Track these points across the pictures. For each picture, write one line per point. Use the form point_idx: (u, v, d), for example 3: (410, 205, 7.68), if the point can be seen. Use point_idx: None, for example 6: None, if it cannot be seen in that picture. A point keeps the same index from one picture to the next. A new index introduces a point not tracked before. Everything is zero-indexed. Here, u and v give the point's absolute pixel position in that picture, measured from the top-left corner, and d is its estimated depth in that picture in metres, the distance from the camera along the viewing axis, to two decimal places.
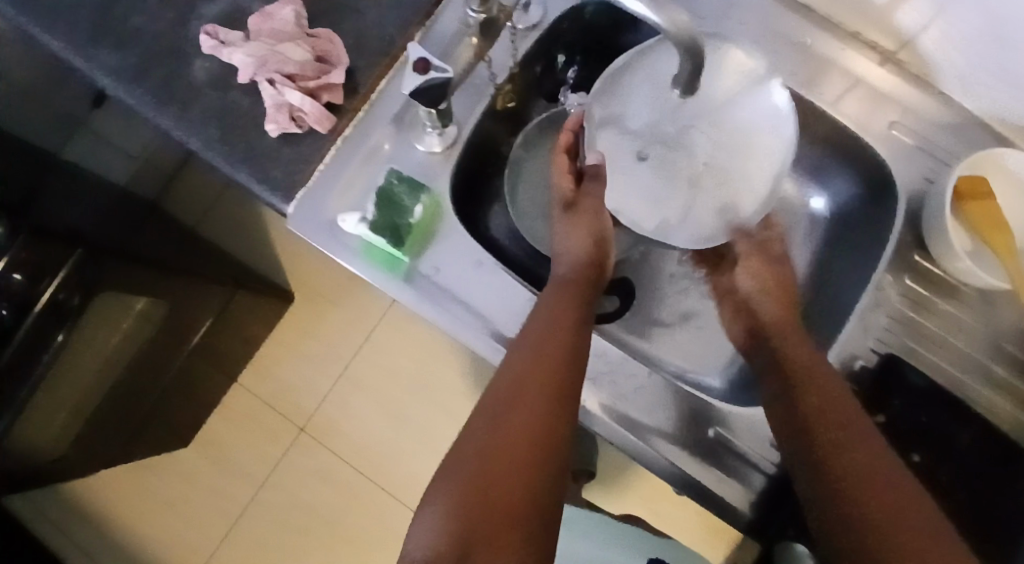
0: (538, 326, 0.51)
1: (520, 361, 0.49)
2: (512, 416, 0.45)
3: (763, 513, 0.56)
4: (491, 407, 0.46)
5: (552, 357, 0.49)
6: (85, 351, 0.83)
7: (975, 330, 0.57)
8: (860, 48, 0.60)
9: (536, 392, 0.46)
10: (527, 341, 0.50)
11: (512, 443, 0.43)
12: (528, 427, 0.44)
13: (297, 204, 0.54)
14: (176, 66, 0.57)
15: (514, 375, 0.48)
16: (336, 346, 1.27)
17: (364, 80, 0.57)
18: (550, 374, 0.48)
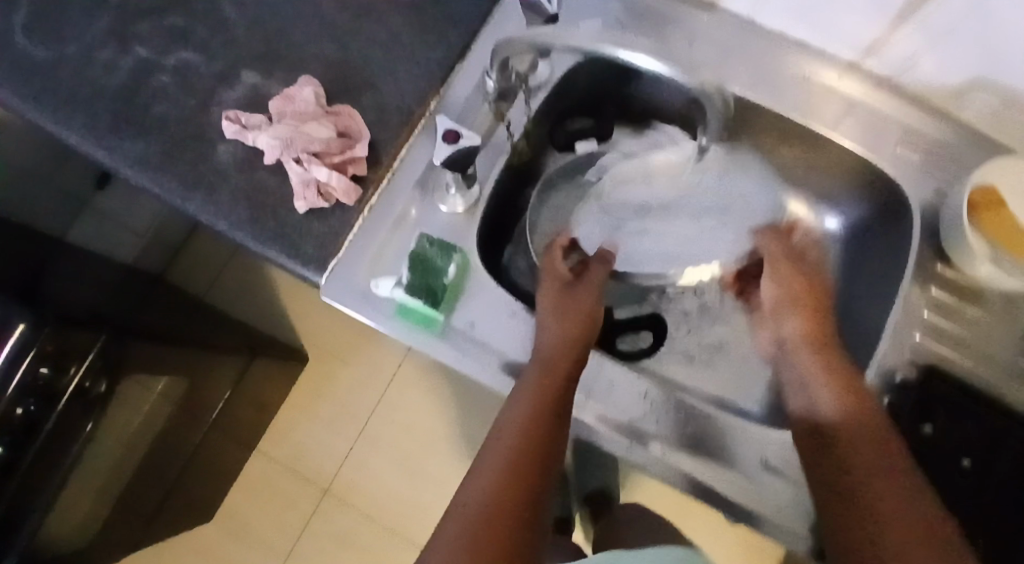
0: (520, 411, 0.49)
1: (500, 451, 0.47)
2: (490, 514, 0.43)
3: None
4: (469, 499, 0.45)
5: (530, 445, 0.47)
6: (111, 436, 0.82)
7: (1004, 335, 0.58)
8: (857, 76, 0.62)
9: (515, 484, 0.45)
10: (509, 426, 0.49)
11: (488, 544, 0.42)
12: (504, 525, 0.43)
13: (329, 275, 0.55)
14: (202, 151, 0.59)
15: (494, 467, 0.46)
16: (354, 405, 1.26)
17: (386, 150, 0.59)
18: (529, 465, 0.46)
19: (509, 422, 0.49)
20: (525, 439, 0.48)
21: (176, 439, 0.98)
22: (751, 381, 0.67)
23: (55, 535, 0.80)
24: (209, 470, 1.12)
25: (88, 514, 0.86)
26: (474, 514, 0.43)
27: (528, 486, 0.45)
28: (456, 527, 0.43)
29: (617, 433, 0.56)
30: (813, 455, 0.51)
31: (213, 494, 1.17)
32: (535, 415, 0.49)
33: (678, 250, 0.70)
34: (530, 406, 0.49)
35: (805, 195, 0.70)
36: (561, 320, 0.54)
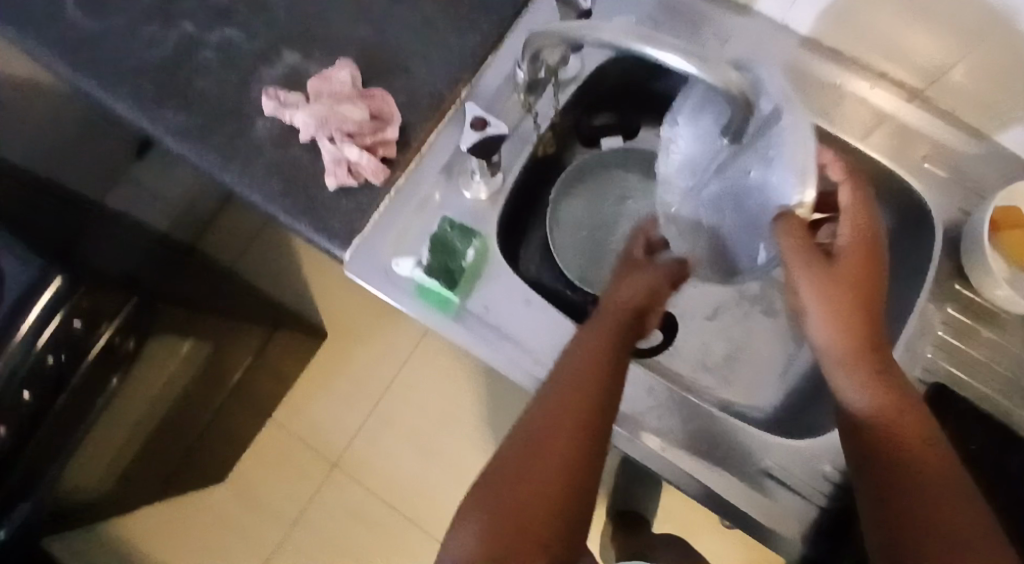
0: (566, 375, 0.48)
1: (542, 413, 0.46)
2: (529, 481, 0.43)
3: (818, 546, 0.55)
4: (510, 464, 0.45)
5: (574, 408, 0.45)
6: (137, 394, 0.85)
7: (1018, 357, 0.58)
8: (890, 87, 0.62)
9: (558, 446, 0.44)
10: (553, 390, 0.47)
11: (523, 513, 0.42)
12: (544, 490, 0.43)
13: (353, 251, 0.57)
14: (239, 126, 0.61)
15: (535, 430, 0.45)
16: (370, 383, 1.29)
17: (416, 133, 0.60)
18: (574, 428, 0.45)
19: (554, 385, 0.47)
20: (570, 401, 0.46)
21: (198, 404, 1.02)
22: (761, 387, 0.67)
23: (73, 481, 0.84)
24: (229, 436, 1.16)
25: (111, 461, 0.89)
26: (513, 480, 0.44)
27: (569, 449, 0.44)
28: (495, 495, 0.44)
29: (620, 424, 0.56)
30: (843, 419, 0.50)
31: (228, 456, 1.21)
32: (579, 379, 0.47)
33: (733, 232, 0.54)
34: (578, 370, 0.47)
35: None
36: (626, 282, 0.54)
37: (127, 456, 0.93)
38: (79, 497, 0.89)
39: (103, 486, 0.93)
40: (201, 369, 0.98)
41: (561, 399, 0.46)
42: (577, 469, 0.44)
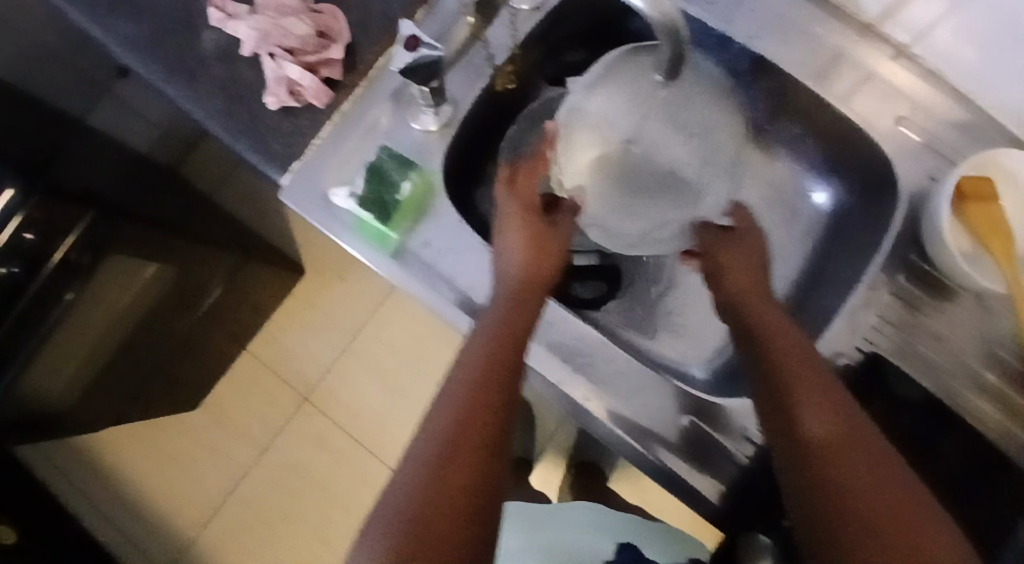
0: (480, 342, 0.45)
1: (462, 378, 0.42)
2: (456, 450, 0.38)
3: (732, 506, 0.56)
4: (431, 434, 0.39)
5: (494, 374, 0.42)
6: (95, 308, 0.83)
7: (970, 336, 0.56)
8: (876, 44, 0.59)
9: (483, 413, 0.40)
10: (467, 360, 0.44)
11: (453, 488, 0.37)
12: (471, 459, 0.38)
13: (291, 176, 0.55)
14: (187, 38, 0.57)
15: (455, 396, 0.41)
16: (342, 319, 1.28)
17: (363, 56, 0.58)
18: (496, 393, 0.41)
19: (468, 355, 0.44)
20: (490, 368, 0.43)
21: (164, 326, 1.00)
22: (703, 346, 0.66)
23: (31, 390, 0.83)
24: (199, 356, 1.14)
25: (71, 373, 0.89)
26: (437, 449, 0.38)
27: (492, 415, 0.40)
28: (415, 470, 0.38)
29: (548, 372, 0.57)
30: (756, 392, 0.48)
31: (184, 388, 1.17)
32: (498, 348, 0.44)
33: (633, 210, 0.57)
34: (490, 339, 0.45)
35: (800, 163, 0.67)
36: (524, 249, 0.51)
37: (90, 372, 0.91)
38: (41, 404, 0.89)
39: (67, 398, 0.92)
40: (165, 295, 0.95)
41: (480, 366, 0.43)
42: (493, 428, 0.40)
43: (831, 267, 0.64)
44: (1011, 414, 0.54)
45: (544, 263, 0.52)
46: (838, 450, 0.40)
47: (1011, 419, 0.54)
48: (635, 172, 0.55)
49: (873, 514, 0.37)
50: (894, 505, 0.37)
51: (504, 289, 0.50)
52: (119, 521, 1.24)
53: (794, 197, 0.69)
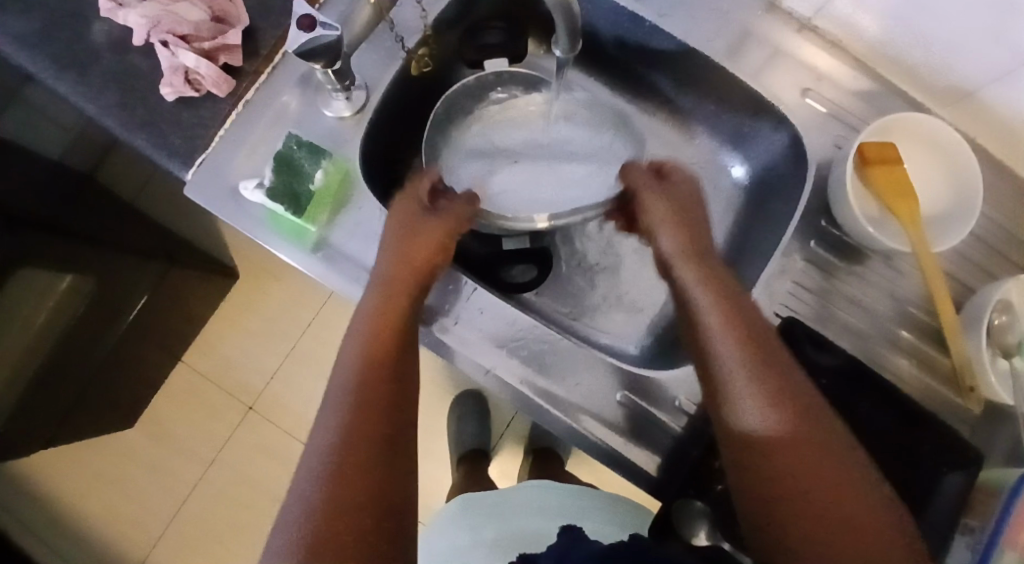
0: (359, 345, 0.46)
1: (345, 390, 0.43)
2: (345, 464, 0.40)
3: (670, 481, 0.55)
4: (318, 449, 0.41)
5: (374, 381, 0.44)
6: None
7: (883, 296, 0.58)
8: (781, 18, 0.61)
9: (362, 419, 0.42)
10: (346, 367, 0.45)
11: (345, 501, 0.38)
12: (356, 461, 0.40)
13: (197, 170, 0.53)
14: (76, 29, 0.54)
15: (338, 408, 0.42)
16: (281, 324, 1.23)
17: (265, 40, 0.55)
18: (378, 401, 0.43)
19: (349, 361, 0.45)
20: (371, 376, 0.44)
21: (90, 341, 0.93)
22: (637, 322, 0.67)
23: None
24: (131, 374, 1.08)
25: None
26: (330, 461, 0.40)
27: (379, 423, 0.42)
28: (307, 487, 0.39)
29: (480, 358, 0.56)
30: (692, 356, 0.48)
31: (109, 414, 1.10)
32: (377, 353, 0.45)
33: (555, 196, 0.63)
34: (367, 339, 0.46)
35: (716, 139, 0.69)
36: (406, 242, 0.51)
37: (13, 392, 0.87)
38: None
39: None
40: (90, 311, 0.89)
41: (361, 374, 0.44)
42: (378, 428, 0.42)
43: (751, 237, 0.65)
44: (923, 364, 0.57)
45: (427, 249, 0.51)
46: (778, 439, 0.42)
47: (924, 372, 0.57)
48: (521, 186, 0.64)
49: (812, 504, 0.40)
50: (828, 496, 0.40)
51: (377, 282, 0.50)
52: (55, 548, 1.18)
53: (713, 173, 0.69)
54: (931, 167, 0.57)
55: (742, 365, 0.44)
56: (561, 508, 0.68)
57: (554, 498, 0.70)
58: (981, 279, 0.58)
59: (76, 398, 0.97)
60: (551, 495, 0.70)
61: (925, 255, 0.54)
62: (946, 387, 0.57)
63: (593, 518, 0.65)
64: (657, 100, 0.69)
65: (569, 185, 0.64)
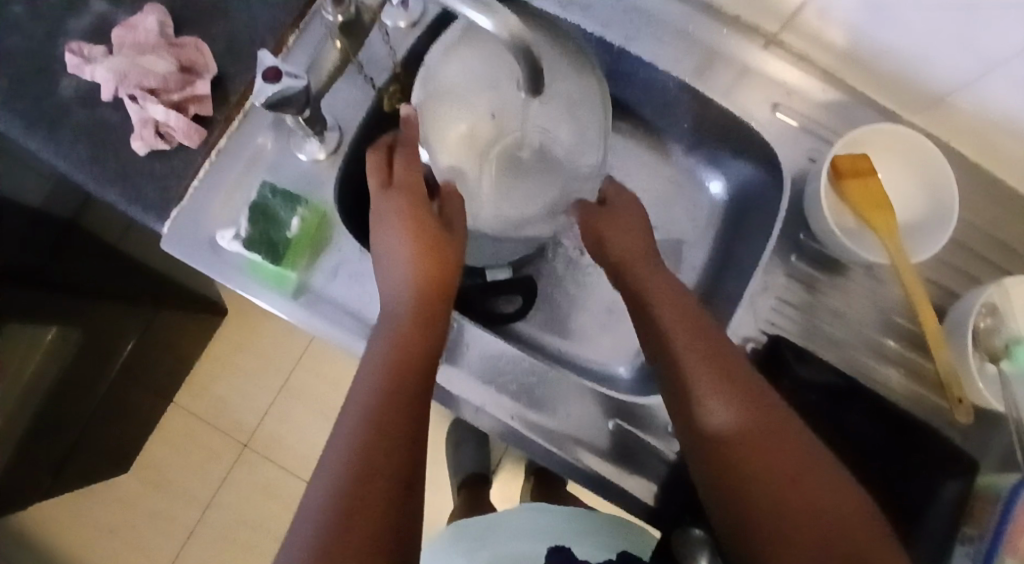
0: (384, 358, 0.44)
1: (363, 410, 0.42)
2: (361, 486, 0.38)
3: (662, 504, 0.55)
4: (332, 463, 0.40)
5: (396, 398, 0.42)
6: None
7: (867, 307, 0.58)
8: (747, 34, 0.61)
9: (381, 446, 0.40)
10: (366, 390, 0.43)
11: (357, 537, 0.37)
12: (370, 493, 0.38)
13: (171, 222, 0.52)
14: (44, 86, 0.54)
15: (356, 422, 0.41)
16: (271, 360, 1.22)
17: (235, 88, 0.55)
18: (401, 419, 0.41)
19: (366, 380, 0.44)
20: (393, 390, 0.43)
21: (85, 390, 0.92)
22: (628, 343, 0.66)
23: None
24: (124, 420, 1.06)
25: None
26: (340, 492, 0.38)
27: (395, 444, 0.40)
28: (318, 505, 0.38)
29: (468, 394, 0.55)
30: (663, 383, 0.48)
31: (106, 460, 1.09)
32: (398, 372, 0.44)
33: (510, 191, 0.57)
34: (389, 365, 0.44)
35: (693, 155, 0.69)
36: (417, 252, 0.48)
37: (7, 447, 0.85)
38: None
39: None
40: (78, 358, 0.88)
41: (383, 395, 0.42)
42: (395, 458, 0.40)
43: (734, 252, 0.65)
44: (911, 373, 0.57)
45: (441, 258, 0.49)
46: (769, 464, 0.42)
47: (912, 379, 0.57)
48: (501, 160, 0.56)
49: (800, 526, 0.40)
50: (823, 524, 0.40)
51: (392, 309, 0.48)
52: None
53: (693, 189, 0.70)
54: (904, 176, 0.57)
55: (741, 396, 0.45)
56: (553, 526, 0.66)
57: (552, 514, 0.68)
58: (961, 281, 0.59)
59: (67, 450, 0.96)
60: (549, 510, 0.69)
61: (904, 266, 0.54)
62: (935, 394, 0.57)
63: (582, 541, 0.64)
64: (631, 118, 0.70)
65: (529, 185, 0.57)
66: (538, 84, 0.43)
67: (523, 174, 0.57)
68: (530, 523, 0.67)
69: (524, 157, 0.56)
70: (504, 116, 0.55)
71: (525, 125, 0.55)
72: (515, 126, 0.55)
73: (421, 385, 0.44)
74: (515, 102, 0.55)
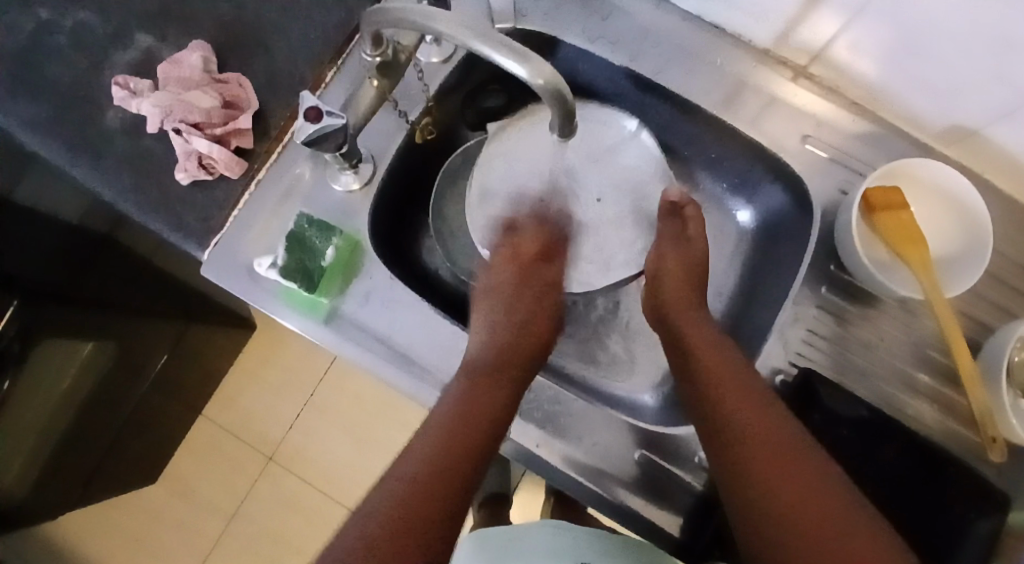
0: (464, 384, 0.51)
1: (439, 426, 0.48)
2: (420, 490, 0.43)
3: (689, 536, 0.56)
4: (391, 484, 0.44)
5: (462, 437, 0.47)
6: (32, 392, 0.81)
7: (900, 341, 0.58)
8: (777, 66, 0.62)
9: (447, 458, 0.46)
10: (447, 409, 0.49)
11: (402, 525, 0.42)
12: (423, 491, 0.43)
13: (211, 251, 0.54)
14: (89, 117, 0.56)
15: (432, 435, 0.47)
16: (297, 376, 1.24)
17: (274, 121, 0.57)
18: (463, 459, 0.46)
19: (451, 398, 0.50)
20: (470, 414, 0.48)
21: (117, 403, 0.94)
22: (652, 370, 0.67)
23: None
24: (155, 432, 1.09)
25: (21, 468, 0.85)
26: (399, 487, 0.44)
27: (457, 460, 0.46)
28: (371, 510, 0.43)
29: None
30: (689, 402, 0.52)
31: (139, 470, 1.12)
32: (477, 400, 0.50)
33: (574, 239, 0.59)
34: (471, 393, 0.50)
35: (720, 184, 0.69)
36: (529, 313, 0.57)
37: (40, 457, 0.87)
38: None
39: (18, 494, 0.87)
40: (111, 373, 0.90)
41: (459, 415, 0.48)
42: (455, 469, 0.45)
43: (762, 281, 0.65)
44: (945, 409, 0.56)
45: (541, 331, 0.57)
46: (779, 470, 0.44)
47: (946, 415, 0.56)
48: (555, 213, 0.60)
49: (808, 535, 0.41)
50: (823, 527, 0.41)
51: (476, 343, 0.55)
52: None
53: (719, 216, 0.70)
54: (937, 212, 0.57)
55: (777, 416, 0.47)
56: (577, 545, 0.62)
57: (580, 534, 0.64)
58: (996, 316, 0.58)
59: (100, 462, 0.98)
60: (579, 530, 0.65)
61: (938, 300, 0.54)
62: (968, 430, 0.56)
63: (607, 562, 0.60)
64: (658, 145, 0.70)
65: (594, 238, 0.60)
66: (570, 126, 0.44)
67: (581, 224, 0.60)
68: (557, 541, 0.63)
69: (580, 210, 0.60)
70: (561, 176, 0.61)
71: (578, 183, 0.61)
72: (568, 184, 0.60)
73: (497, 416, 0.50)
74: (568, 162, 0.61)
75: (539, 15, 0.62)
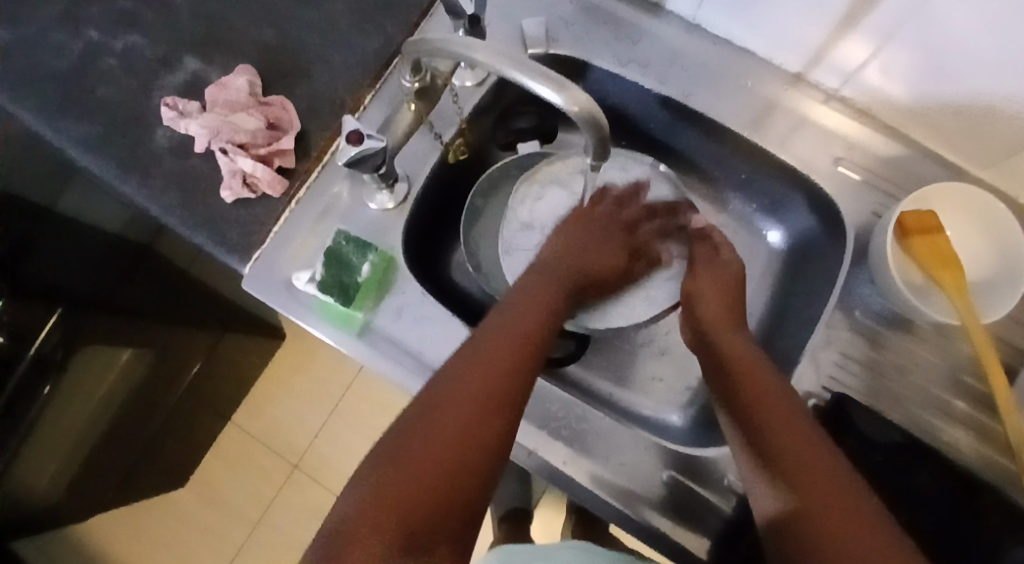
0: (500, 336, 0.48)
1: (469, 374, 0.45)
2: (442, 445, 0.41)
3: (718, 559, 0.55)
4: (409, 435, 0.42)
5: (493, 389, 0.45)
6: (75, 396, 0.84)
7: (934, 365, 0.57)
8: (807, 88, 0.62)
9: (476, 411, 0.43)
10: (478, 359, 0.46)
11: (419, 483, 0.40)
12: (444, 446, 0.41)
13: (252, 265, 0.56)
14: (139, 136, 0.58)
15: (461, 382, 0.45)
16: (324, 385, 1.26)
17: (315, 141, 0.59)
18: (492, 415, 0.44)
19: (483, 346, 0.47)
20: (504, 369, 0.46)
21: (151, 408, 0.96)
22: (679, 392, 0.67)
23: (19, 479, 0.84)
24: (187, 437, 1.11)
25: (57, 470, 0.88)
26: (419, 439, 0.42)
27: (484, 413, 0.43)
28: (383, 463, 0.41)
29: (524, 440, 0.56)
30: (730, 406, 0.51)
31: (170, 474, 1.14)
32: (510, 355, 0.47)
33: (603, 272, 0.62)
34: (508, 347, 0.47)
35: (749, 204, 0.69)
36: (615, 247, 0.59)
37: (76, 460, 0.89)
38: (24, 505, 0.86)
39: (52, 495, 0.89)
40: (148, 379, 0.92)
41: (490, 367, 0.46)
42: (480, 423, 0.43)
43: (792, 303, 0.65)
44: (980, 435, 0.56)
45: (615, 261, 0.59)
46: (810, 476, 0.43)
47: (982, 442, 0.56)
48: None
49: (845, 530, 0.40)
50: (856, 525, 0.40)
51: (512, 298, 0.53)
52: None
53: (749, 237, 0.70)
54: (973, 236, 0.57)
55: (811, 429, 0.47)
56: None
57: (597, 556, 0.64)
58: None
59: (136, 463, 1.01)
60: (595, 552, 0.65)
61: (972, 325, 0.53)
62: (1003, 457, 0.55)
63: None
64: (688, 166, 0.71)
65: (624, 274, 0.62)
66: (606, 152, 0.44)
67: None
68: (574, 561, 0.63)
69: None
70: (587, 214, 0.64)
71: None
72: None
73: (528, 371, 0.47)
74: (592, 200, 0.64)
75: (570, 40, 0.63)
